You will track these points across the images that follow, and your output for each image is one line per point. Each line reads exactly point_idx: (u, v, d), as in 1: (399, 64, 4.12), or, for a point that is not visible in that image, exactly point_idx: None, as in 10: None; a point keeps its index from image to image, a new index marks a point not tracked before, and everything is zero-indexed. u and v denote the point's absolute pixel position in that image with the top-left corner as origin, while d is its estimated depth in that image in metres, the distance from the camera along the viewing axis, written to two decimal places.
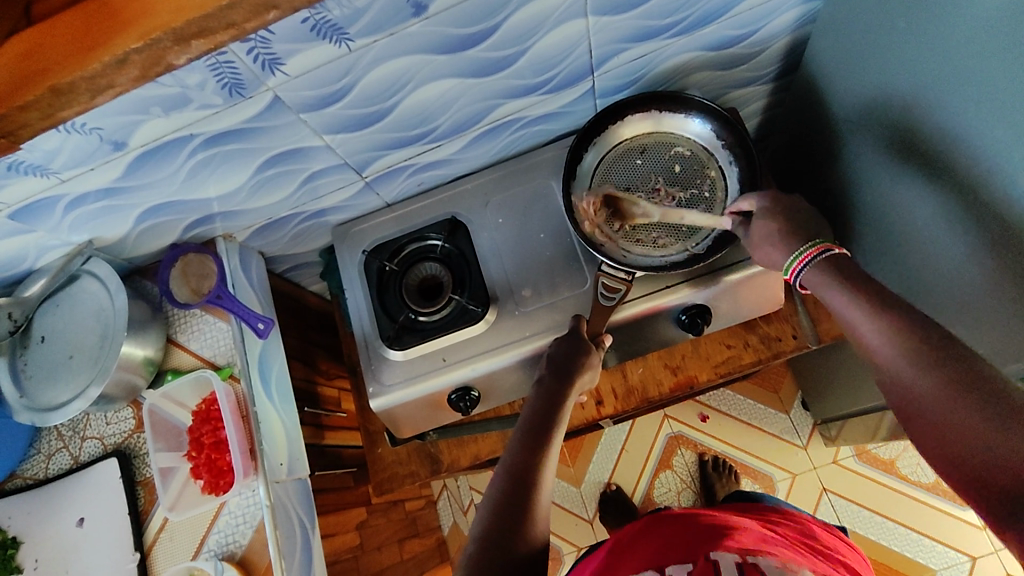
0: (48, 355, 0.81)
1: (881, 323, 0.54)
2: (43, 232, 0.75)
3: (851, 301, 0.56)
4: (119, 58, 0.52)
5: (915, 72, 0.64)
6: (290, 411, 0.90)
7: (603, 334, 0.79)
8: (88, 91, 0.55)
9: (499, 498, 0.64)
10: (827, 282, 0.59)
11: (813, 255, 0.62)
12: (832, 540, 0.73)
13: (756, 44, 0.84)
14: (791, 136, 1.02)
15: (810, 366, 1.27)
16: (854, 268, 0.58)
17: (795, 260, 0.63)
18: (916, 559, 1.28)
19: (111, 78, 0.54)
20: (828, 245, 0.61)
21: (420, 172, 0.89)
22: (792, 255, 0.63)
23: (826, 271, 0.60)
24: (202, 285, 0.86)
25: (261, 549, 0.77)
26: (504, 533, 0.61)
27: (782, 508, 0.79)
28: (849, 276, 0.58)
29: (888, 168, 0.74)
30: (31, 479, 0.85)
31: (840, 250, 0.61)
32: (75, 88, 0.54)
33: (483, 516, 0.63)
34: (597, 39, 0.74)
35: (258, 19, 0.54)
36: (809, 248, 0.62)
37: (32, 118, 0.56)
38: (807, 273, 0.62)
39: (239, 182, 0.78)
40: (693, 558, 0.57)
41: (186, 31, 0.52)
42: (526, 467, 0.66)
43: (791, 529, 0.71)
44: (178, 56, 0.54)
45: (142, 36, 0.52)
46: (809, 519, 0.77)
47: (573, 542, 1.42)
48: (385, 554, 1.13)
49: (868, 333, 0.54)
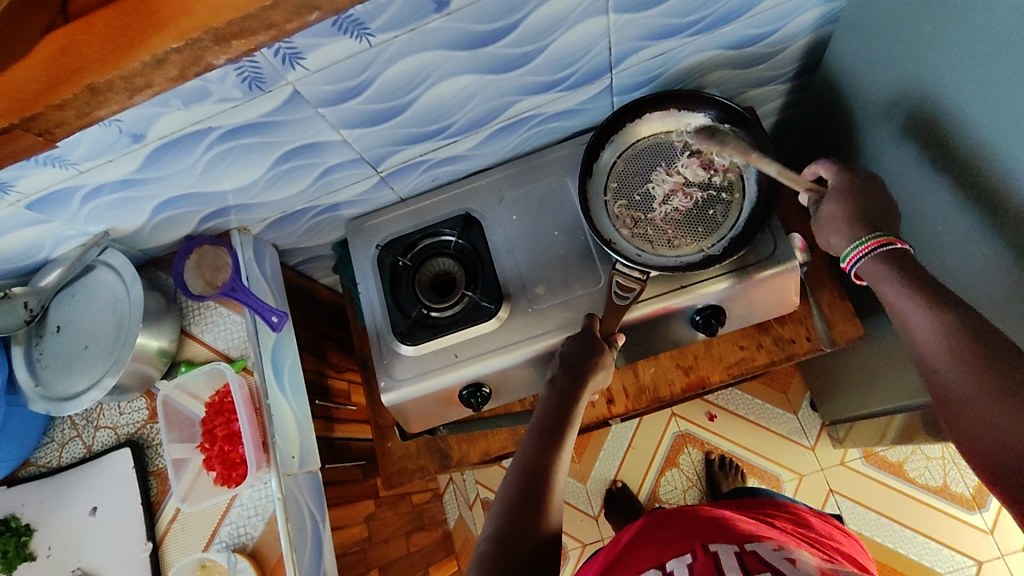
0: (63, 345, 0.81)
1: (936, 322, 0.54)
2: (60, 223, 0.75)
3: (908, 298, 0.57)
4: (158, 58, 0.53)
5: (939, 77, 0.63)
6: (302, 404, 0.91)
7: (615, 333, 0.79)
8: (124, 89, 0.55)
9: (512, 497, 0.64)
10: (886, 277, 0.59)
11: (874, 247, 0.61)
12: (834, 531, 0.74)
13: (776, 43, 0.83)
14: (808, 136, 1.01)
15: (820, 368, 1.26)
16: (915, 266, 0.59)
17: (855, 249, 0.63)
18: (921, 562, 1.28)
19: (149, 76, 0.54)
20: (892, 238, 0.61)
21: (435, 167, 0.89)
22: (855, 242, 0.63)
23: (887, 266, 0.60)
24: (216, 277, 0.86)
25: (272, 542, 0.78)
26: (518, 532, 0.61)
27: (784, 500, 0.79)
28: (912, 273, 0.58)
29: (906, 171, 0.74)
30: (45, 466, 0.85)
31: (902, 244, 0.61)
32: (113, 86, 0.54)
33: (496, 514, 0.63)
34: (618, 36, 0.73)
35: (298, 20, 0.54)
36: (873, 239, 0.62)
37: (68, 116, 0.56)
38: (865, 264, 0.62)
39: (256, 175, 0.78)
40: (693, 552, 0.57)
41: (226, 32, 0.53)
42: (541, 465, 0.67)
43: (789, 521, 0.72)
44: (217, 55, 0.55)
45: (180, 35, 0.52)
46: (808, 509, 0.77)
47: (577, 538, 1.42)
48: (392, 546, 1.14)
49: (922, 326, 0.55)
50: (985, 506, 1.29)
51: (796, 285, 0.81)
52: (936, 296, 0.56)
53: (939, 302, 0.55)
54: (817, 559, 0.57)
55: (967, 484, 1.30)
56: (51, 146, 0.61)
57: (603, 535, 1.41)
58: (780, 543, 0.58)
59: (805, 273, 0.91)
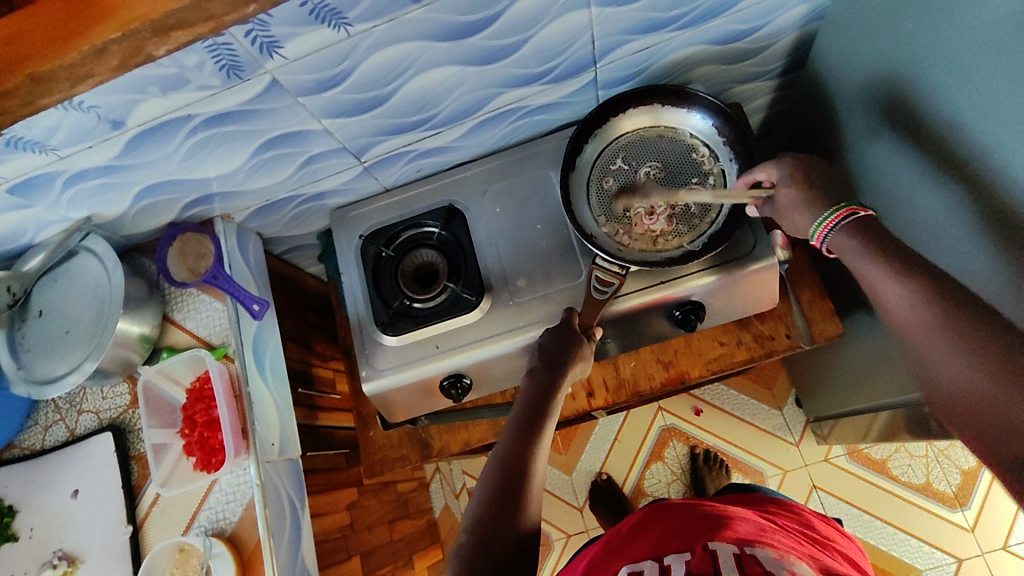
0: (46, 329, 0.81)
1: (904, 285, 0.53)
2: (42, 208, 0.76)
3: (875, 263, 0.56)
4: (98, 48, 0.53)
5: (927, 76, 0.63)
6: (283, 391, 0.91)
7: (594, 326, 0.79)
8: (68, 80, 0.55)
9: (491, 493, 0.65)
10: (855, 246, 0.59)
11: (836, 220, 0.61)
12: (836, 535, 0.73)
13: (764, 39, 0.83)
14: (796, 133, 1.01)
15: (805, 366, 1.27)
16: (882, 232, 0.58)
17: (818, 227, 0.62)
18: (902, 558, 1.29)
19: (91, 67, 0.54)
20: (854, 208, 0.60)
21: (419, 158, 0.89)
22: (822, 215, 0.62)
23: (855, 235, 0.59)
24: (199, 265, 0.87)
25: (250, 527, 0.79)
26: (496, 531, 0.62)
27: (780, 498, 0.78)
28: (877, 240, 0.57)
29: (893, 169, 0.74)
30: (28, 449, 0.86)
31: (867, 214, 0.60)
32: (55, 76, 0.54)
33: (475, 512, 0.64)
34: (601, 30, 0.73)
35: (237, 12, 0.53)
36: (835, 212, 0.61)
37: (13, 105, 0.56)
38: (835, 236, 0.61)
39: (238, 163, 0.78)
40: (692, 550, 0.56)
41: (164, 23, 0.52)
42: (519, 460, 0.67)
43: (793, 522, 0.71)
44: (157, 48, 0.54)
45: (119, 26, 0.52)
46: (813, 513, 0.76)
47: (562, 529, 1.43)
48: (375, 534, 1.15)
49: (887, 288, 0.55)
50: (967, 505, 1.30)
51: (775, 282, 0.81)
52: (905, 258, 0.55)
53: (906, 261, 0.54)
54: (818, 569, 0.55)
55: (949, 483, 1.31)
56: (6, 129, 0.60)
57: (587, 527, 1.42)
58: (782, 548, 0.57)
59: (786, 270, 0.92)
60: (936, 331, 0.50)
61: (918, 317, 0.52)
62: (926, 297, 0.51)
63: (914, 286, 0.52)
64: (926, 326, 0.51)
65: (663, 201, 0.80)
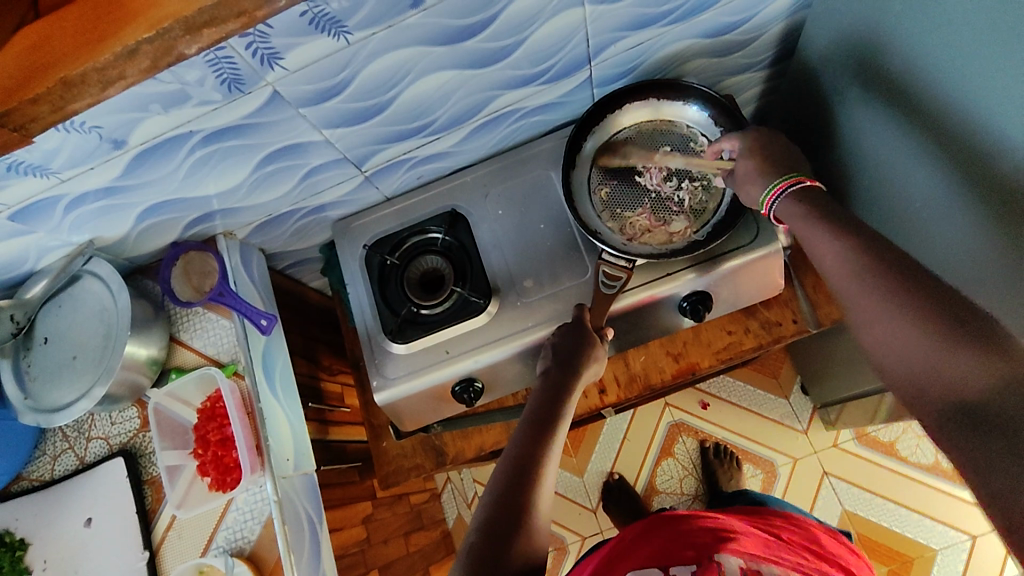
0: (52, 356, 0.81)
1: (844, 242, 0.56)
2: (44, 233, 0.75)
3: (814, 227, 0.60)
4: (130, 49, 0.53)
5: (920, 54, 0.64)
6: (295, 407, 0.91)
7: (605, 327, 0.79)
8: (99, 83, 0.55)
9: (500, 487, 0.65)
10: (800, 213, 0.62)
11: (785, 186, 0.64)
12: (839, 546, 0.74)
13: (752, 31, 0.84)
14: (789, 122, 1.02)
15: (809, 352, 1.28)
16: (825, 201, 0.61)
17: (767, 194, 0.66)
18: (917, 539, 1.29)
19: (122, 69, 0.54)
20: (803, 178, 0.64)
21: (419, 165, 0.89)
22: (767, 187, 0.66)
23: (800, 201, 0.63)
24: (204, 283, 0.87)
25: (269, 545, 0.78)
26: (506, 525, 0.62)
27: (789, 513, 0.79)
28: (819, 206, 0.61)
29: (890, 148, 0.75)
30: (38, 480, 0.85)
31: (814, 183, 0.64)
32: (86, 80, 0.54)
33: (485, 507, 0.64)
34: (595, 28, 0.74)
35: (267, 8, 0.53)
36: (787, 179, 0.65)
37: (43, 111, 0.55)
38: (782, 203, 0.64)
39: (239, 178, 0.78)
40: (697, 560, 0.56)
41: (195, 21, 0.53)
42: (530, 457, 0.67)
43: (794, 534, 0.71)
44: (189, 46, 0.54)
45: (151, 25, 0.52)
46: (821, 528, 0.78)
47: (577, 532, 1.42)
48: (391, 547, 1.13)
49: (825, 248, 0.58)
50: None
51: (779, 268, 0.82)
52: (844, 222, 0.58)
53: (844, 225, 0.57)
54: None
55: None
56: (29, 142, 0.59)
57: (602, 528, 1.41)
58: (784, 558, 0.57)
59: (789, 256, 0.92)
60: (873, 282, 0.52)
61: (853, 268, 0.54)
62: (864, 250, 0.54)
63: (848, 243, 0.56)
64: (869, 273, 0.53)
65: (664, 194, 0.81)
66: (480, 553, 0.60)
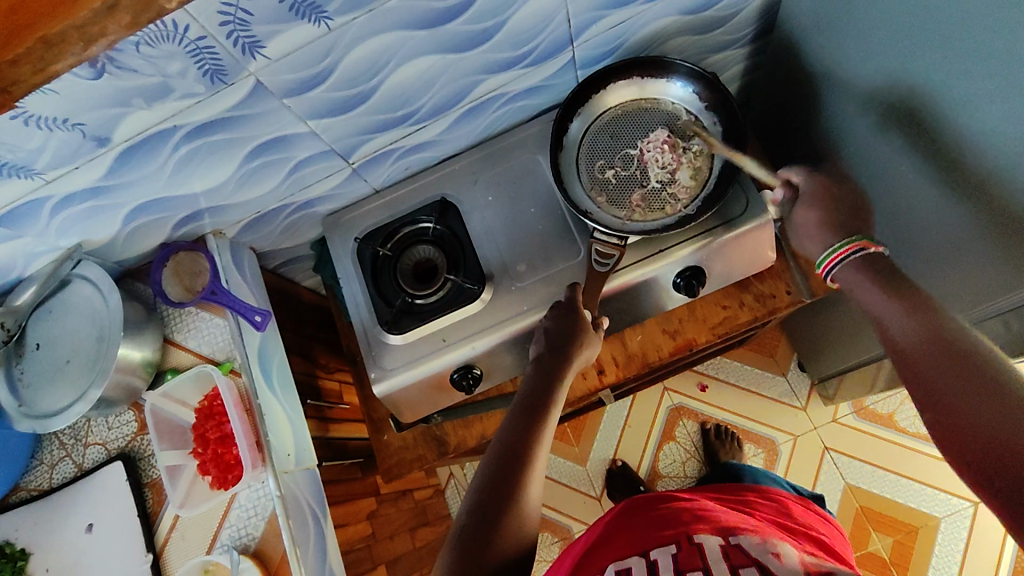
0: (45, 362, 0.80)
1: (911, 319, 0.55)
2: (31, 238, 0.75)
3: (880, 299, 0.58)
4: (109, 4, 0.49)
5: (901, 15, 0.65)
6: (293, 403, 0.90)
7: (598, 318, 0.80)
8: (80, 42, 0.51)
9: (488, 475, 0.65)
10: (862, 281, 0.61)
11: (848, 252, 0.63)
12: (812, 519, 0.75)
13: (730, 7, 0.85)
14: (773, 98, 1.03)
15: (804, 329, 1.28)
16: (890, 268, 0.60)
17: (827, 257, 0.65)
18: (919, 509, 1.30)
19: (102, 24, 0.50)
20: (867, 242, 0.63)
21: (407, 154, 0.89)
22: (830, 248, 0.65)
23: (860, 268, 0.62)
24: (195, 283, 0.87)
25: (275, 541, 0.77)
26: (490, 513, 0.62)
27: (761, 486, 0.80)
28: (883, 276, 0.60)
29: (874, 114, 0.76)
30: (36, 490, 0.84)
31: (878, 249, 0.62)
32: (67, 38, 0.50)
33: (471, 492, 0.65)
34: (575, 7, 0.74)
35: None
36: (850, 243, 0.63)
37: (23, 72, 0.51)
38: (841, 269, 0.63)
39: (226, 174, 0.78)
40: (678, 542, 0.55)
41: None
42: (519, 445, 0.67)
43: (770, 511, 0.72)
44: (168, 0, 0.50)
45: None
46: (791, 498, 0.79)
47: (582, 520, 1.42)
48: (397, 542, 1.13)
49: (892, 323, 0.56)
50: None
51: (771, 240, 0.82)
52: (915, 298, 0.56)
53: (914, 302, 0.56)
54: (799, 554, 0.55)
55: None
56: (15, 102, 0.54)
57: None
58: (765, 535, 0.57)
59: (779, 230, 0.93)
60: (942, 365, 0.51)
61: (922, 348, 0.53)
62: (932, 333, 0.53)
63: (915, 319, 0.55)
64: (927, 358, 0.52)
65: (669, 176, 0.81)
66: (465, 540, 0.61)
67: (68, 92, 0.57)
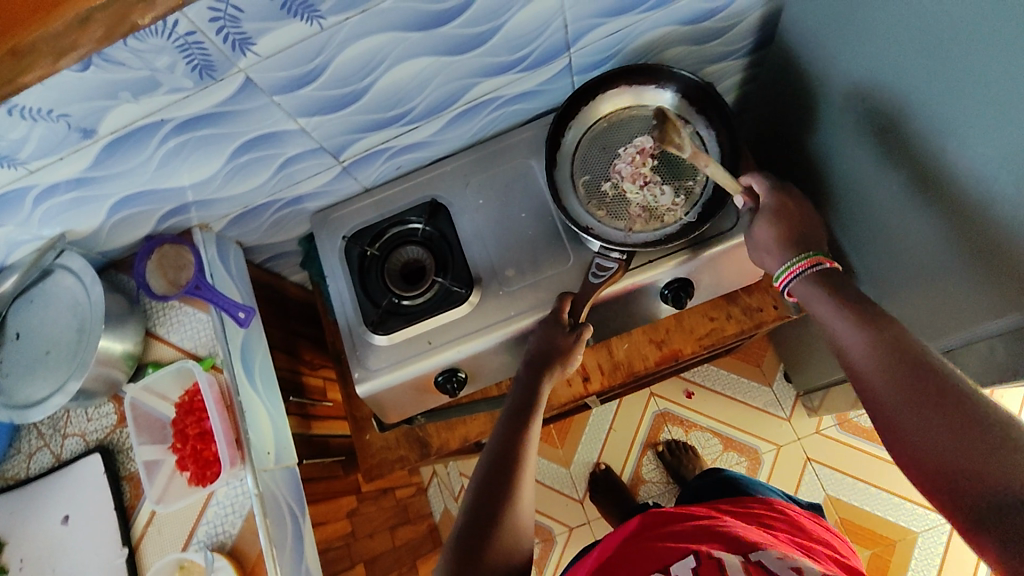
0: (25, 352, 0.79)
1: (869, 335, 0.57)
2: (13, 227, 0.74)
3: (837, 314, 0.61)
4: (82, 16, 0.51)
5: (897, 36, 0.65)
6: (275, 400, 0.90)
7: (582, 326, 0.76)
8: (52, 54, 0.53)
9: (484, 476, 0.66)
10: (819, 295, 0.64)
11: (802, 268, 0.66)
12: (821, 529, 0.75)
13: (728, 18, 0.84)
14: (768, 110, 1.03)
15: (792, 341, 1.28)
16: (842, 280, 0.64)
17: (784, 272, 0.68)
18: (898, 522, 1.31)
19: (75, 38, 0.52)
20: (820, 259, 0.66)
21: (398, 154, 0.88)
22: (790, 260, 0.67)
23: (817, 285, 0.64)
24: (178, 276, 0.85)
25: (251, 539, 0.77)
26: (483, 514, 0.63)
27: (769, 498, 0.80)
28: (839, 290, 0.62)
29: (867, 133, 0.76)
30: (13, 479, 0.83)
31: (830, 264, 0.66)
32: (37, 49, 0.52)
33: (466, 501, 0.65)
34: (572, 14, 0.73)
35: None
36: (802, 260, 0.66)
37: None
38: (798, 284, 0.66)
39: (214, 169, 0.77)
40: (696, 555, 0.55)
41: None
42: (508, 448, 0.68)
43: (782, 524, 0.72)
44: None
45: None
46: (798, 511, 0.78)
47: (564, 522, 1.43)
48: (376, 541, 1.13)
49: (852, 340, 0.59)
50: None
51: None
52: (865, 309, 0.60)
53: (866, 314, 0.59)
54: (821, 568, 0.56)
55: None
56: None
57: (589, 518, 1.42)
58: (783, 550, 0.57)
59: None
60: (896, 380, 0.54)
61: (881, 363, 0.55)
62: (888, 348, 0.56)
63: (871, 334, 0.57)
64: (885, 374, 0.55)
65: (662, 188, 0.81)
66: (463, 544, 0.62)
67: (52, 84, 0.57)
